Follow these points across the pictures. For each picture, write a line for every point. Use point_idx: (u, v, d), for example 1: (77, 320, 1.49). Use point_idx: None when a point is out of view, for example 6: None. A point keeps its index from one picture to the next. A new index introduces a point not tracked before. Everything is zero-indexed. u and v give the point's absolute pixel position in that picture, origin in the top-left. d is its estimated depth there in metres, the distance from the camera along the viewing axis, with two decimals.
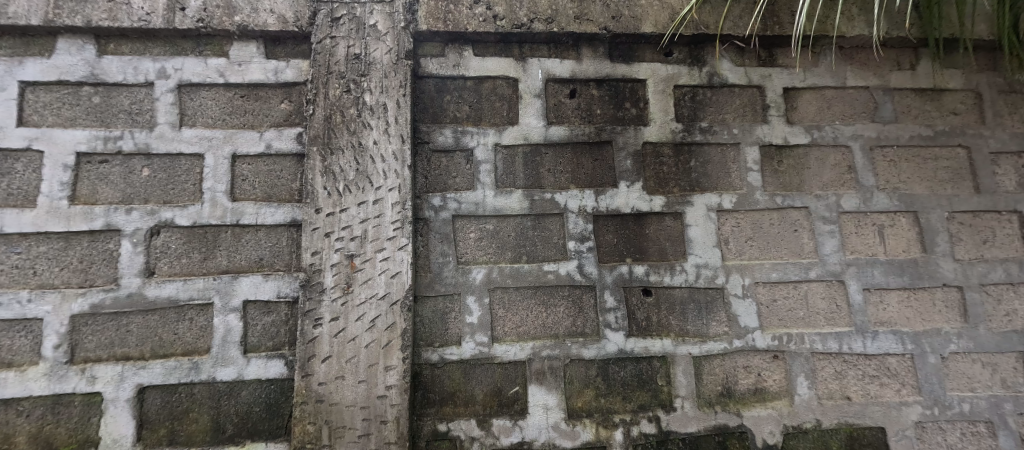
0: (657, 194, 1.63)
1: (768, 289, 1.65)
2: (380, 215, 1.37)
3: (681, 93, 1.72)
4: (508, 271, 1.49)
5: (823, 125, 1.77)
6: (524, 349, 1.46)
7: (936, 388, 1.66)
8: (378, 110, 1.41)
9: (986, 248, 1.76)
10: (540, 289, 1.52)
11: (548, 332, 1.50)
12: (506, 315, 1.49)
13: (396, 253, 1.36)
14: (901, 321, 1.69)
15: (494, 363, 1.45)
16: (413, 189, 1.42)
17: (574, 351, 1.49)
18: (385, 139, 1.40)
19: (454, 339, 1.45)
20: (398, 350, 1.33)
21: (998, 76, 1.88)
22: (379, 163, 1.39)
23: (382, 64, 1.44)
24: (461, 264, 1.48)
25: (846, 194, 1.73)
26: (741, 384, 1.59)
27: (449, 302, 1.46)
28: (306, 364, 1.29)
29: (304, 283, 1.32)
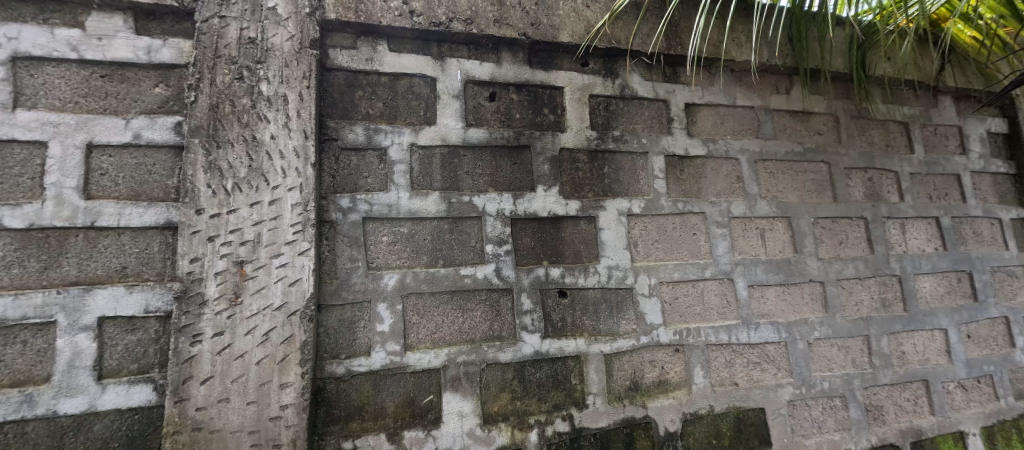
0: (573, 198, 1.68)
1: (671, 288, 1.79)
2: (277, 217, 1.25)
3: (596, 102, 1.80)
4: (423, 276, 1.45)
5: (717, 138, 1.96)
6: (439, 356, 1.43)
7: (804, 370, 1.91)
8: (276, 102, 1.30)
9: (841, 249, 2.06)
10: (457, 294, 1.49)
11: (464, 338, 1.48)
12: (420, 322, 1.44)
13: (296, 259, 1.26)
14: (777, 313, 1.92)
15: (406, 372, 1.40)
16: (317, 189, 1.33)
17: (491, 356, 1.48)
18: (285, 133, 1.29)
19: (363, 349, 1.37)
20: (296, 365, 1.23)
21: (850, 104, 2.23)
22: (276, 160, 1.27)
23: (283, 51, 1.33)
24: (372, 269, 1.41)
25: (735, 201, 1.93)
26: (647, 377, 1.70)
27: (359, 310, 1.38)
28: (180, 388, 1.13)
29: (179, 294, 1.16)
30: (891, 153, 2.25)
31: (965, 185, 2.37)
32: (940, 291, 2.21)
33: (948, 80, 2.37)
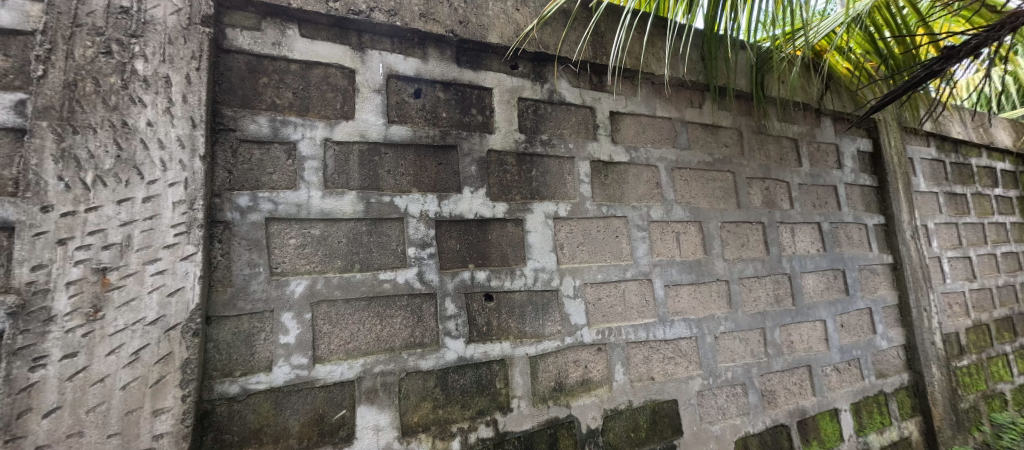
0: (500, 201, 1.67)
1: (594, 289, 1.84)
2: (153, 217, 1.10)
3: (525, 105, 1.81)
4: (336, 281, 1.35)
5: (639, 147, 2.06)
6: (354, 367, 1.35)
7: (711, 362, 2.06)
8: (155, 83, 1.14)
9: (743, 251, 2.26)
10: (375, 300, 1.41)
11: (382, 346, 1.41)
12: (333, 331, 1.34)
13: (178, 265, 1.12)
14: (689, 311, 2.06)
15: (315, 387, 1.30)
16: (207, 185, 1.19)
17: (411, 364, 1.43)
18: (166, 121, 1.14)
19: (263, 364, 1.26)
20: (174, 386, 1.08)
21: (750, 119, 2.46)
22: (154, 150, 1.12)
23: (167, 26, 1.18)
24: (276, 275, 1.29)
25: (654, 206, 2.04)
26: (571, 377, 1.73)
27: (259, 321, 1.26)
28: (13, 424, 0.94)
29: (14, 310, 0.96)
30: (783, 166, 2.52)
31: (840, 196, 2.72)
32: (821, 287, 2.51)
33: (827, 103, 2.70)
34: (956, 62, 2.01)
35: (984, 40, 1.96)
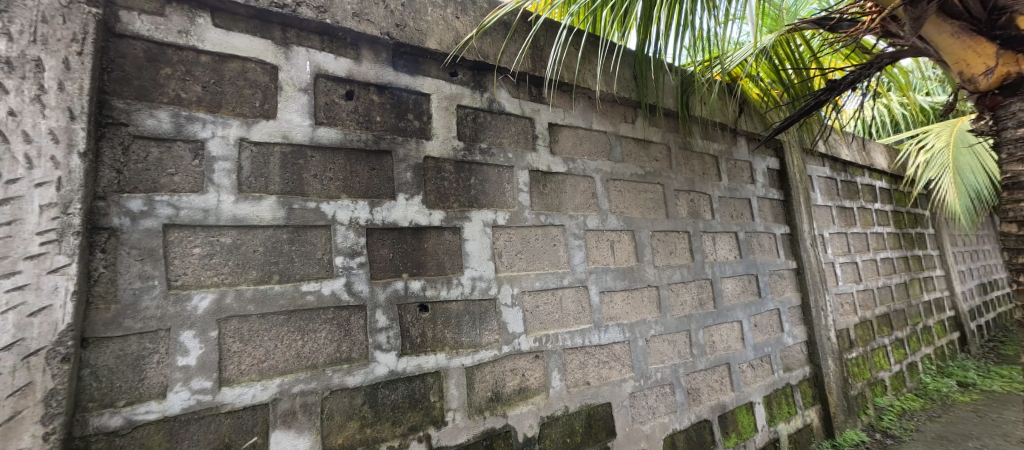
0: (437, 209, 1.63)
1: (532, 297, 1.85)
2: (13, 222, 0.95)
3: (464, 113, 1.79)
4: (250, 295, 1.24)
5: (576, 158, 2.12)
6: (269, 388, 1.24)
7: (643, 364, 2.14)
8: (21, 67, 0.99)
9: (671, 259, 2.39)
10: (296, 314, 1.31)
11: (302, 364, 1.31)
12: (245, 349, 1.23)
13: (44, 279, 0.97)
14: (623, 316, 2.13)
15: (221, 413, 1.18)
16: (88, 187, 1.05)
17: (335, 381, 1.34)
18: (35, 111, 1.00)
19: (156, 390, 1.11)
20: (35, 421, 0.93)
21: (677, 135, 2.61)
22: (16, 144, 0.97)
23: (39, 2, 1.03)
24: (175, 289, 1.16)
25: (590, 215, 2.10)
26: (508, 386, 1.72)
27: (151, 341, 1.12)
28: None
29: None
30: (706, 180, 2.70)
31: (754, 208, 2.97)
32: (739, 291, 2.71)
33: (742, 125, 2.96)
34: (837, 93, 2.36)
35: (858, 75, 2.31)
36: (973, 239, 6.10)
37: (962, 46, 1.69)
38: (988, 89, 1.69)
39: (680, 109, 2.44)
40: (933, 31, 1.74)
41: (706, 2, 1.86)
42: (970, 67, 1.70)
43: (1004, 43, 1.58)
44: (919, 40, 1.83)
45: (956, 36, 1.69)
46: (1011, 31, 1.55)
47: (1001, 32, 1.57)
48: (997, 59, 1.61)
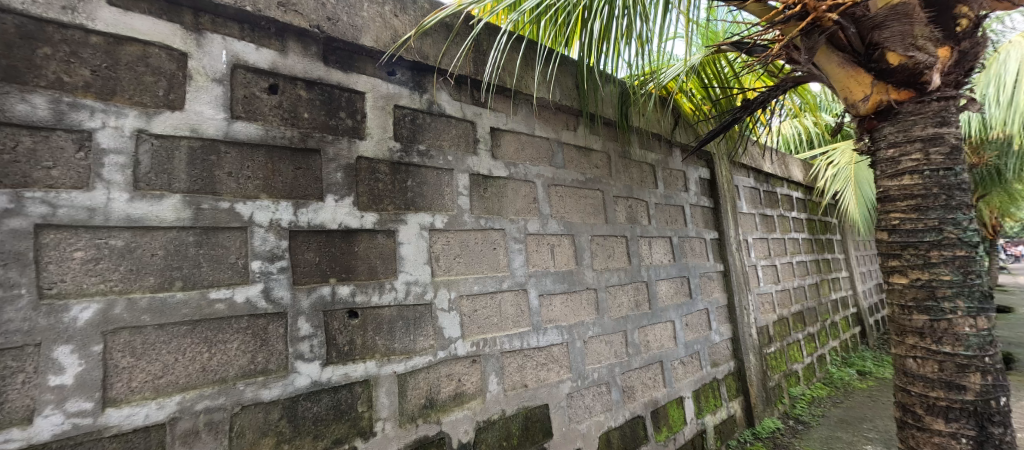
0: (370, 211, 1.58)
1: (470, 301, 1.83)
2: None
3: (402, 114, 1.75)
4: (145, 304, 1.13)
5: (518, 163, 2.14)
6: (165, 407, 1.13)
7: (580, 365, 2.20)
8: None
9: (609, 262, 2.47)
10: (201, 325, 1.21)
11: (208, 379, 1.20)
12: (138, 365, 1.11)
13: None
14: (562, 318, 2.17)
15: (104, 437, 1.05)
16: None
17: (247, 395, 1.25)
18: None
19: (20, 415, 0.97)
20: None
21: (616, 144, 2.72)
22: None
23: None
24: (49, 299, 1.02)
25: (530, 219, 2.12)
26: (443, 392, 1.69)
27: (15, 359, 0.98)
28: None
29: None
30: (643, 187, 2.83)
31: (686, 214, 3.15)
32: (671, 292, 2.86)
33: (677, 137, 3.16)
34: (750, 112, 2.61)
35: (767, 96, 2.54)
36: (871, 243, 6.88)
37: (846, 75, 1.92)
38: (866, 114, 1.93)
39: (619, 119, 2.55)
40: (824, 61, 1.97)
41: (638, 39, 2.00)
42: (852, 94, 1.93)
43: (879, 74, 1.83)
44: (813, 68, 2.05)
45: (842, 66, 1.92)
46: (882, 64, 1.80)
47: (874, 65, 1.82)
48: (872, 89, 1.86)
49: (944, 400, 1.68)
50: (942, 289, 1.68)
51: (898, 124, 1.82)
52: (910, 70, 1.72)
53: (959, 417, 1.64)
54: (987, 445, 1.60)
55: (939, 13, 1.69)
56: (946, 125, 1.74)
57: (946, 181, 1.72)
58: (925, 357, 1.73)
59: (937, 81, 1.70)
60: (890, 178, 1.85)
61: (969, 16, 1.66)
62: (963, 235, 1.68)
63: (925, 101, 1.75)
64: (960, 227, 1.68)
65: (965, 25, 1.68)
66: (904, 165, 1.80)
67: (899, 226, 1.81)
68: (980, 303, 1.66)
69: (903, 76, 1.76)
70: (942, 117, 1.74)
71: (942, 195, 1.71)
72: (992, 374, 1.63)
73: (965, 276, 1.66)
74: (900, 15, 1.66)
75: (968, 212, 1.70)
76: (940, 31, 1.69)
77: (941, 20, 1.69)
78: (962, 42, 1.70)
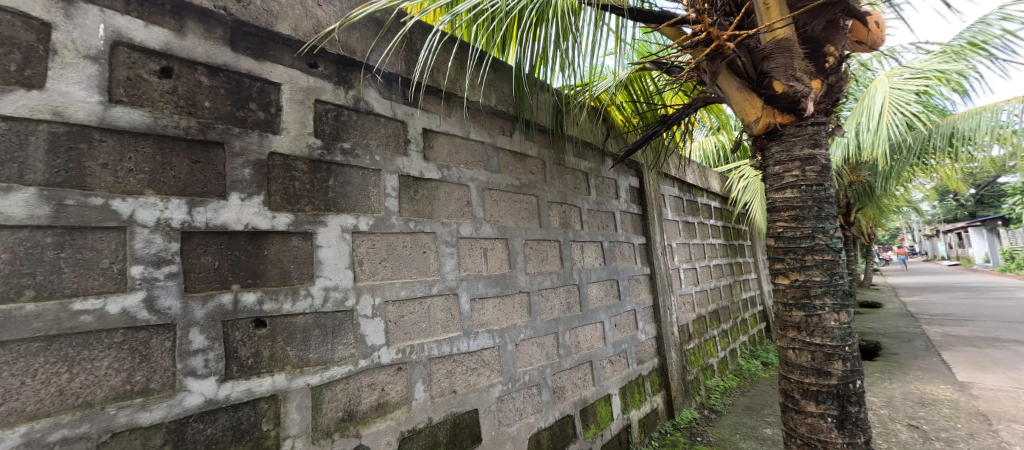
0: (283, 211, 1.48)
1: (397, 307, 1.77)
2: None
3: (324, 109, 1.65)
4: None
5: (452, 166, 2.10)
6: (7, 439, 1.00)
7: (511, 368, 2.20)
8: None
9: (542, 266, 2.50)
10: (61, 340, 1.08)
11: (66, 404, 1.08)
12: None
13: None
14: (493, 322, 2.15)
15: None
16: None
17: (119, 421, 1.13)
18: None
19: None
20: None
21: (551, 151, 2.77)
22: None
23: None
24: None
25: (463, 222, 2.09)
26: (364, 403, 1.62)
27: None
28: None
29: None
30: (576, 193, 2.91)
31: (616, 220, 3.28)
32: (601, 295, 2.96)
33: (610, 145, 3.30)
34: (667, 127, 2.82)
35: (682, 114, 2.75)
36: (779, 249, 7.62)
37: (743, 98, 2.12)
38: (758, 134, 2.14)
39: (554, 127, 2.62)
40: (726, 84, 2.16)
41: (563, 59, 2.07)
42: (747, 116, 2.14)
43: (768, 98, 2.03)
44: (717, 91, 2.26)
45: (739, 90, 2.13)
46: (770, 91, 2.00)
47: (764, 91, 2.02)
48: (762, 112, 2.07)
49: (814, 385, 1.89)
50: (814, 288, 1.91)
51: (782, 145, 2.03)
52: (791, 97, 1.94)
53: (825, 399, 1.86)
54: (846, 422, 1.83)
55: (812, 51, 1.98)
56: (819, 147, 1.99)
57: (818, 195, 1.95)
58: (801, 348, 1.93)
59: (811, 108, 1.94)
60: (776, 191, 2.07)
61: (835, 54, 1.96)
62: (830, 241, 1.92)
63: (802, 125, 1.98)
64: (827, 235, 1.92)
65: (831, 62, 1.96)
66: (787, 180, 2.02)
67: (783, 233, 2.03)
68: (843, 300, 1.90)
69: (786, 103, 1.98)
70: (815, 139, 1.98)
71: (814, 207, 1.94)
72: (851, 361, 1.87)
73: (832, 276, 1.89)
74: (783, 48, 1.91)
75: (835, 222, 1.95)
76: (813, 65, 1.97)
77: (814, 56, 1.98)
78: (830, 76, 1.98)
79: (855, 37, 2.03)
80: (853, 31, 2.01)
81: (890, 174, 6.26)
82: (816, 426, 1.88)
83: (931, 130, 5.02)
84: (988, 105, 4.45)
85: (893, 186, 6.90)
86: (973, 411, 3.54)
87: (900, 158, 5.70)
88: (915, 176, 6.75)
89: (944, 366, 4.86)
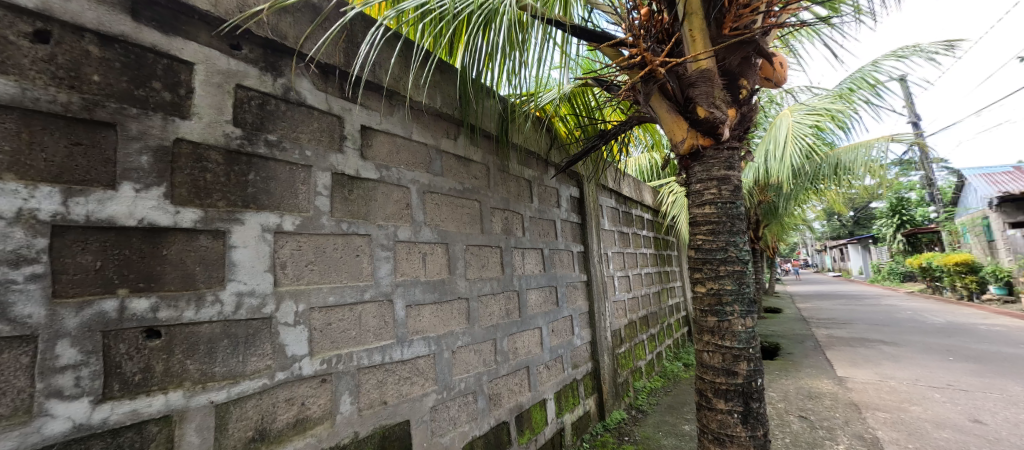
0: (189, 206, 1.34)
1: (323, 314, 1.63)
2: None
3: (247, 96, 1.51)
4: None
5: (391, 166, 1.99)
6: None
7: (447, 376, 2.11)
8: None
9: (482, 272, 2.45)
10: None
11: None
12: None
13: None
14: (430, 329, 2.06)
15: None
16: None
17: None
18: None
19: None
20: None
21: (496, 157, 2.74)
22: None
23: None
24: None
25: (401, 225, 1.98)
26: (280, 419, 1.49)
27: None
28: None
29: None
30: (518, 200, 2.89)
31: (557, 228, 3.31)
32: (540, 301, 2.95)
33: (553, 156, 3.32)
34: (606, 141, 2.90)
35: (620, 129, 2.84)
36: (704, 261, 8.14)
37: (671, 120, 2.22)
38: (684, 154, 2.23)
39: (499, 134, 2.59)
40: (657, 105, 2.26)
41: (511, 69, 2.04)
42: (675, 136, 2.23)
43: (693, 122, 2.11)
44: (650, 110, 2.34)
45: (669, 112, 2.22)
46: (694, 115, 2.09)
47: (689, 115, 2.11)
48: (687, 133, 2.17)
49: (723, 384, 2.00)
50: (725, 296, 2.03)
51: (703, 165, 2.14)
52: (711, 123, 2.05)
53: (733, 397, 1.97)
54: (749, 417, 1.95)
55: (729, 83, 2.14)
56: (732, 170, 2.12)
57: (731, 212, 2.09)
58: (713, 351, 2.04)
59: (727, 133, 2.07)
60: (697, 207, 2.17)
61: (746, 88, 2.13)
62: (739, 253, 2.06)
63: (719, 149, 2.10)
64: (737, 248, 2.06)
65: (745, 94, 2.13)
66: (705, 197, 2.13)
67: (701, 245, 2.13)
68: (748, 306, 2.04)
69: (707, 127, 2.07)
70: (730, 162, 2.12)
71: (728, 223, 2.07)
72: (754, 361, 2.00)
73: (740, 285, 2.03)
74: (706, 78, 2.02)
75: (744, 236, 2.10)
76: (729, 96, 2.11)
77: (730, 88, 2.13)
78: (742, 107, 2.14)
79: (763, 74, 2.23)
80: (761, 69, 2.22)
81: (790, 196, 6.99)
82: (724, 422, 1.98)
83: (821, 161, 5.68)
84: (865, 142, 5.13)
85: (794, 207, 7.69)
86: (848, 402, 3.96)
87: (798, 184, 6.39)
88: (811, 199, 7.58)
89: (829, 363, 5.42)
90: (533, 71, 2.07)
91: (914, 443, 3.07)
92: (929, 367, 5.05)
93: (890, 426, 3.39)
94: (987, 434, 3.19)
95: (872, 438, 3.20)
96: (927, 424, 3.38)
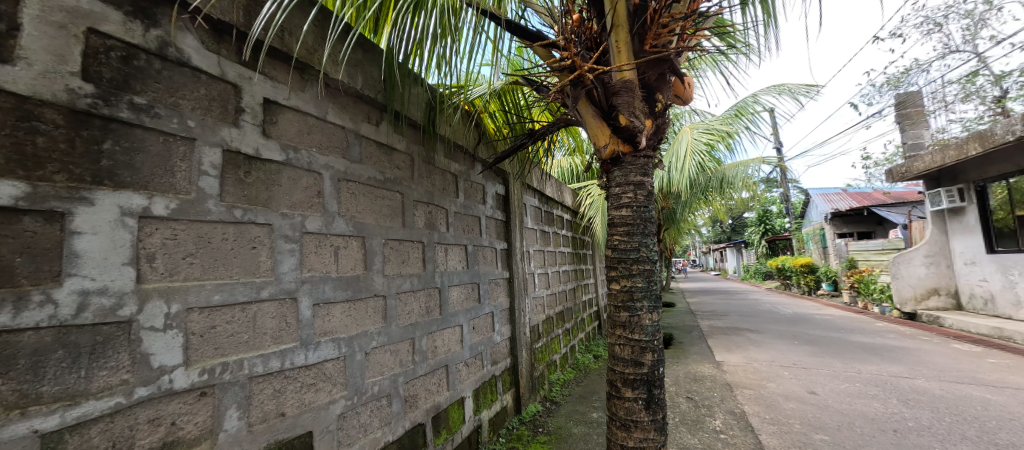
0: (9, 179, 1.03)
1: (205, 316, 1.35)
2: None
3: (105, 46, 1.21)
4: None
5: (300, 148, 1.73)
6: None
7: (358, 380, 1.90)
8: None
9: (402, 268, 2.25)
10: None
11: None
12: None
13: None
14: (341, 330, 1.83)
15: None
16: None
17: None
18: None
19: None
20: None
21: (421, 148, 2.54)
22: None
23: None
24: None
25: (311, 215, 1.73)
26: (139, 445, 1.21)
27: None
28: None
29: None
30: (443, 194, 2.73)
31: (481, 225, 3.19)
32: (461, 298, 2.82)
33: (481, 152, 3.20)
34: (534, 141, 2.83)
35: (547, 130, 2.79)
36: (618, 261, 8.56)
37: (595, 125, 2.21)
38: (605, 159, 2.23)
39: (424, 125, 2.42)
40: (583, 110, 2.24)
41: (441, 57, 1.88)
42: (598, 140, 2.22)
43: (615, 129, 2.11)
44: (576, 115, 2.33)
45: (593, 117, 2.21)
46: (616, 122, 2.10)
47: (612, 122, 2.11)
48: (609, 139, 2.16)
49: (632, 374, 2.02)
50: (636, 292, 2.06)
51: (623, 170, 2.14)
52: (631, 131, 2.05)
53: (638, 385, 2.00)
54: (652, 402, 2.00)
55: (647, 95, 2.17)
56: (648, 177, 2.15)
57: (645, 215, 2.12)
58: (624, 343, 2.05)
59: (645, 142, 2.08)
60: (615, 209, 2.17)
61: (662, 101, 2.17)
62: (650, 254, 2.10)
63: (637, 157, 2.11)
64: (649, 249, 2.10)
65: (661, 107, 2.16)
66: (622, 200, 2.14)
67: (618, 244, 2.13)
68: (655, 302, 2.09)
69: (627, 134, 2.08)
70: (646, 169, 2.14)
71: (642, 225, 2.10)
72: (659, 351, 2.06)
73: (649, 282, 2.07)
74: (628, 88, 2.03)
75: (655, 238, 2.15)
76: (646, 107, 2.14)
77: (648, 99, 2.17)
78: (659, 118, 2.16)
79: (675, 91, 2.29)
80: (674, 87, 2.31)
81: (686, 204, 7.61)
82: (631, 409, 2.00)
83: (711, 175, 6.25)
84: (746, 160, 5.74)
85: (688, 213, 8.41)
86: (723, 382, 4.34)
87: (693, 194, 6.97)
88: (705, 208, 8.33)
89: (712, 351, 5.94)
90: (464, 62, 1.93)
91: (769, 414, 3.41)
92: (781, 349, 5.74)
93: (752, 400, 3.75)
94: (820, 402, 3.64)
95: (738, 411, 3.51)
96: (777, 397, 3.78)
